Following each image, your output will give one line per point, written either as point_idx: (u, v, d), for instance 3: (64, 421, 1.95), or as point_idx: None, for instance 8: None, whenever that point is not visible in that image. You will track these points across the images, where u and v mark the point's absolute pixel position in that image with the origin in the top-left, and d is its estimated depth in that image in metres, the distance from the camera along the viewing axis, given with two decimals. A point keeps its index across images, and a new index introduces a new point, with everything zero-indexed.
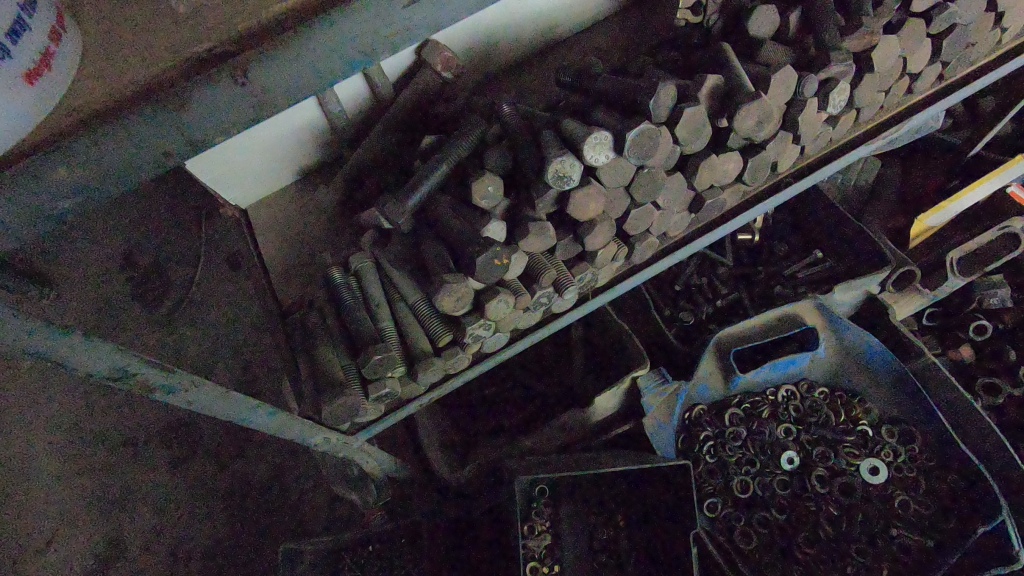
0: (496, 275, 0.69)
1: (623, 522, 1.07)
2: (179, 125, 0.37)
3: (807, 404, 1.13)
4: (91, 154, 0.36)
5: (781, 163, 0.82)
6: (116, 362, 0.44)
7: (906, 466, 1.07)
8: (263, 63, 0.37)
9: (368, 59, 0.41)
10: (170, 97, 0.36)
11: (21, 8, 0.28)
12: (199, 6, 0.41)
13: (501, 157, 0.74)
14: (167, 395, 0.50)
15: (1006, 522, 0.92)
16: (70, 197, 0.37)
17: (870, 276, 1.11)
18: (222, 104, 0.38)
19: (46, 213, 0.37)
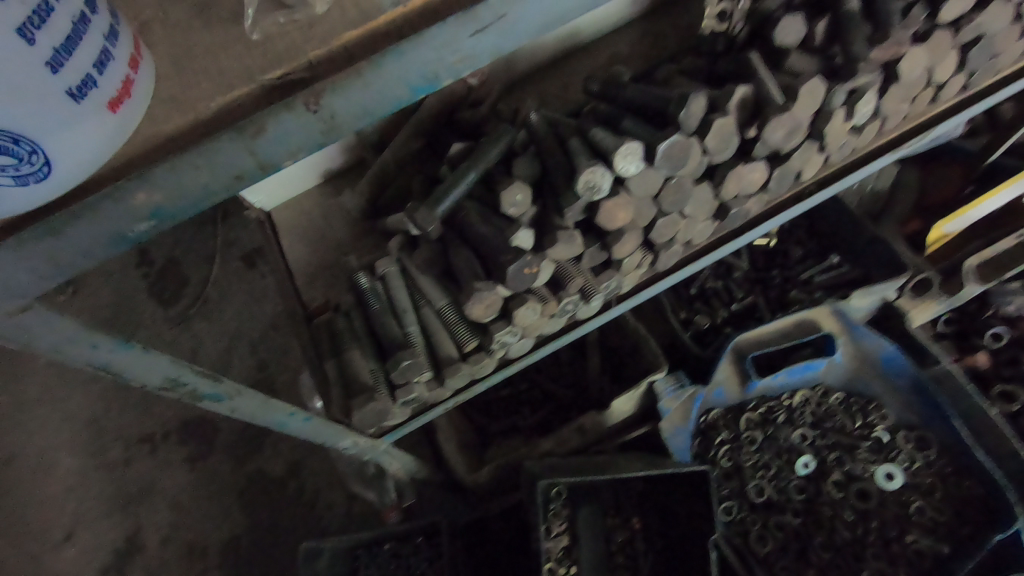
0: (526, 285, 0.69)
1: (639, 524, 1.08)
2: (252, 151, 0.35)
3: (823, 410, 1.14)
4: (168, 178, 0.34)
5: (806, 173, 0.83)
6: (171, 371, 0.46)
7: (922, 472, 1.07)
8: (332, 93, 0.35)
9: (433, 86, 0.38)
10: (248, 121, 0.34)
11: (107, 37, 0.27)
12: None
13: (530, 166, 0.74)
14: (215, 403, 0.52)
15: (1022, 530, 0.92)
16: (147, 220, 0.35)
17: (886, 282, 1.12)
18: (297, 131, 0.36)
19: (121, 236, 0.35)
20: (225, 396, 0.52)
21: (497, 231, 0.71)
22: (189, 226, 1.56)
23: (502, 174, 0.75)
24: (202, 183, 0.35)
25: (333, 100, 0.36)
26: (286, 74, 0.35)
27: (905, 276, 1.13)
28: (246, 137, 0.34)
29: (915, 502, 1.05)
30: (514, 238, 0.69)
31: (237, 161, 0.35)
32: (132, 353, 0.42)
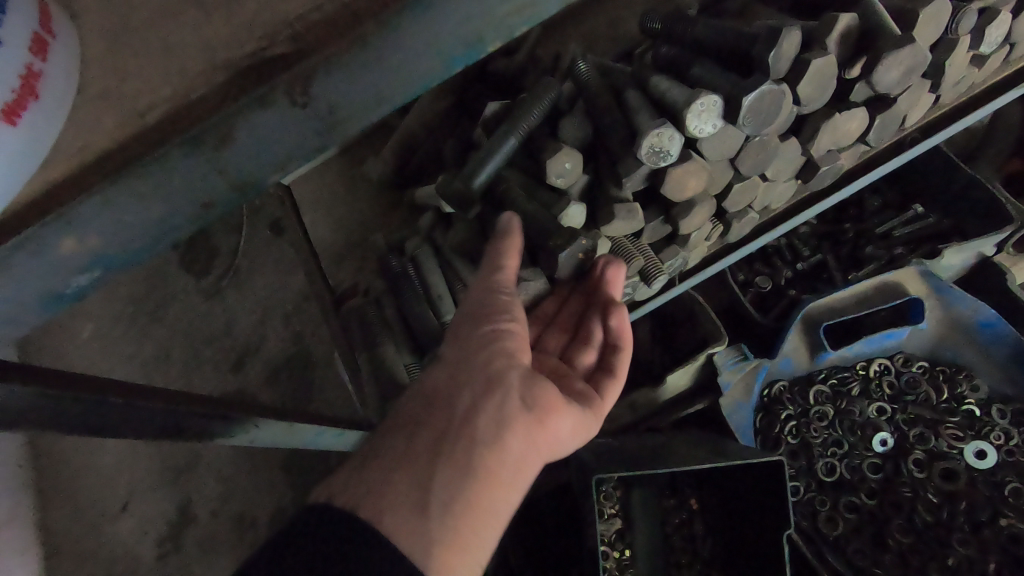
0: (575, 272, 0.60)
1: (697, 506, 1.01)
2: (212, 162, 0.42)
3: (904, 381, 1.03)
4: (119, 208, 0.41)
5: (911, 118, 0.69)
6: (165, 420, 0.45)
7: (1020, 449, 0.96)
8: (327, 81, 0.41)
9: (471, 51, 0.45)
10: (209, 134, 0.41)
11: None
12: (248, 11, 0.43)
13: (579, 128, 0.64)
14: (233, 438, 0.53)
15: None
16: (89, 269, 0.43)
17: (986, 236, 0.98)
18: (273, 127, 0.42)
19: (69, 284, 0.42)
20: (231, 428, 0.51)
21: (546, 207, 0.61)
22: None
23: (547, 137, 0.64)
24: (174, 209, 0.43)
25: (335, 84, 0.42)
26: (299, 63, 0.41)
27: (1008, 229, 0.99)
28: (206, 151, 0.41)
29: (1011, 483, 0.93)
30: (567, 219, 0.61)
31: (207, 185, 0.43)
32: (114, 409, 0.42)
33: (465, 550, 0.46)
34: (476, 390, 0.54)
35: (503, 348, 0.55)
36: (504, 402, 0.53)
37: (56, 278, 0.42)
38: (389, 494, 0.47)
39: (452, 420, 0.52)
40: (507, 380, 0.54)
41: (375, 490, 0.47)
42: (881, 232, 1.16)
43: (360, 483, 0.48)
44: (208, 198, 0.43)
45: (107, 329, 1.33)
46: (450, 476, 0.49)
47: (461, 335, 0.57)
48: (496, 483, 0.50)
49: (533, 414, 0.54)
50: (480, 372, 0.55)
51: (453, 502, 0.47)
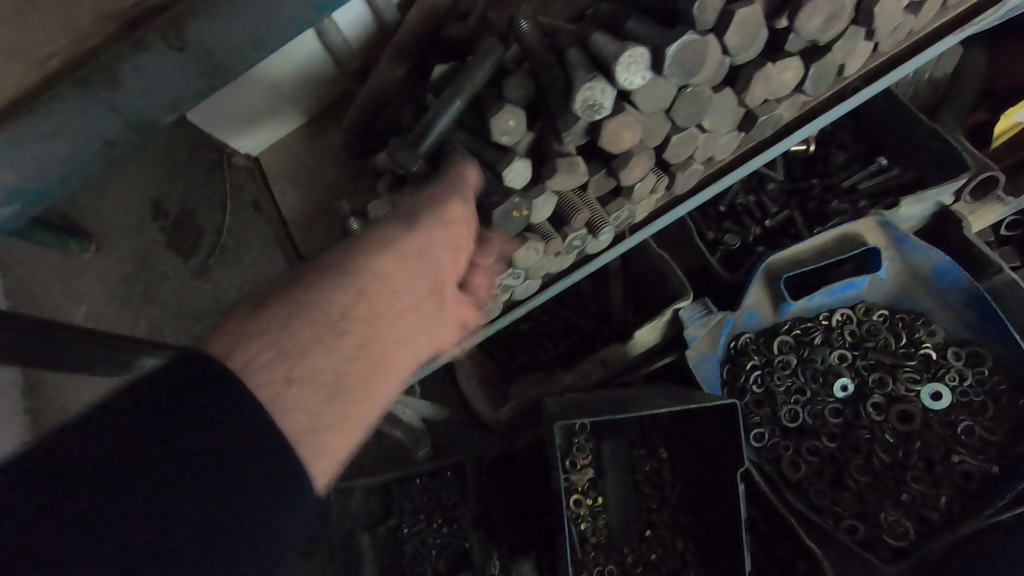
0: (515, 227, 0.65)
1: (666, 454, 1.06)
2: (100, 99, 0.45)
3: (864, 329, 1.06)
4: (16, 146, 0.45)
5: (849, 66, 0.71)
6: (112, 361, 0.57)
7: (973, 390, 1.00)
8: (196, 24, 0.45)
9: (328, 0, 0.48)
10: (100, 77, 0.44)
11: None
12: None
13: (523, 87, 0.66)
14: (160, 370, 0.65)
15: None
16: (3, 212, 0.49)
17: (943, 184, 1.00)
18: (154, 65, 0.46)
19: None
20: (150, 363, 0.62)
21: (494, 166, 0.64)
22: (181, 156, 1.38)
23: (493, 98, 0.66)
24: (76, 150, 0.47)
25: (203, 25, 0.45)
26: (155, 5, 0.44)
27: (965, 177, 1.01)
28: (98, 92, 0.45)
29: (963, 422, 0.99)
30: (513, 188, 0.64)
31: (102, 128, 0.47)
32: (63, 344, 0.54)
33: (331, 424, 0.45)
34: (392, 267, 0.54)
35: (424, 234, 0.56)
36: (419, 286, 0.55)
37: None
38: (296, 340, 0.46)
39: (369, 283, 0.52)
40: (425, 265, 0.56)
41: (272, 333, 0.46)
42: (846, 186, 1.18)
43: (259, 327, 0.46)
44: (107, 138, 0.48)
45: (100, 309, 1.36)
46: (344, 340, 0.48)
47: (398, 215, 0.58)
48: (381, 361, 0.50)
49: (431, 308, 0.56)
50: (400, 247, 0.55)
51: (337, 365, 0.47)
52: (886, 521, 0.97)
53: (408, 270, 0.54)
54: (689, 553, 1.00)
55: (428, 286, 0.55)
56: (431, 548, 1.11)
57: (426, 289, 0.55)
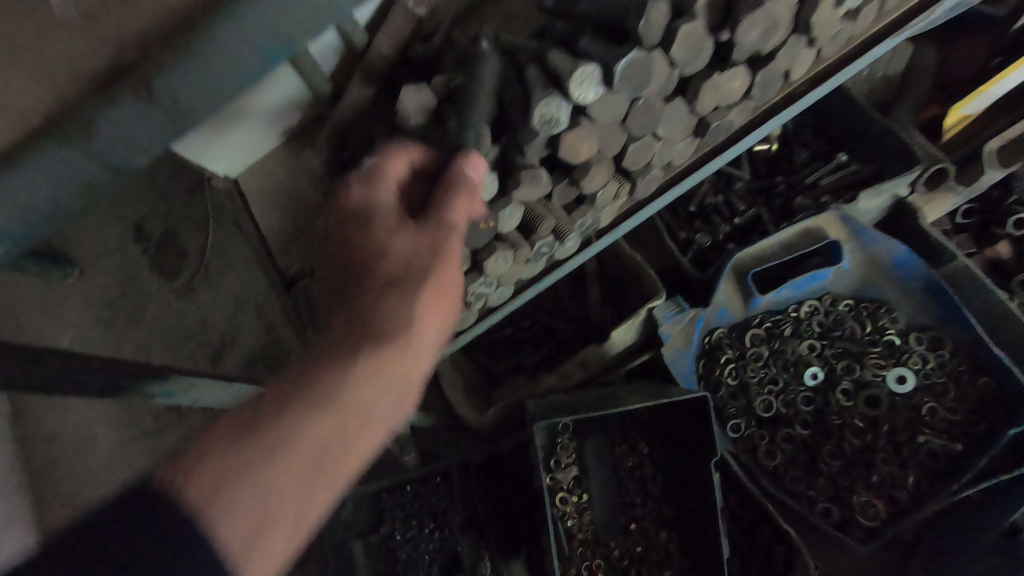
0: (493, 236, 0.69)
1: (648, 450, 1.08)
2: (90, 150, 0.45)
3: (832, 318, 1.09)
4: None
5: (794, 72, 0.75)
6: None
7: (936, 372, 1.05)
8: (162, 78, 0.43)
9: (285, 49, 0.45)
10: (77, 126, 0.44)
11: None
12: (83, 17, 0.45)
13: (484, 101, 0.68)
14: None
15: None
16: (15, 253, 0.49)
17: (899, 178, 1.05)
18: (131, 119, 0.44)
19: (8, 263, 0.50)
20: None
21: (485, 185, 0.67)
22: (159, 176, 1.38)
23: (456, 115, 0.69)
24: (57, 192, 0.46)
25: (170, 83, 0.44)
26: (116, 61, 0.44)
27: (919, 169, 1.06)
28: (76, 142, 0.44)
29: (927, 404, 1.03)
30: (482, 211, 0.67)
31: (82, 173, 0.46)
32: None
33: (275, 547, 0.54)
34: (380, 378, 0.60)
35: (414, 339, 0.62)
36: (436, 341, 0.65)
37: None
38: (251, 487, 0.53)
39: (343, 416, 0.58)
40: (429, 325, 0.64)
41: (237, 475, 0.53)
42: (809, 183, 1.23)
43: (226, 466, 0.53)
44: (85, 180, 0.46)
45: (86, 333, 1.37)
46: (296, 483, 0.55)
47: (387, 283, 0.61)
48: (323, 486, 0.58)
49: (392, 404, 0.62)
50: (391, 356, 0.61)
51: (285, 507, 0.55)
52: (859, 502, 1.02)
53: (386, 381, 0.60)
54: (672, 544, 1.03)
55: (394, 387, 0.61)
56: (424, 553, 1.13)
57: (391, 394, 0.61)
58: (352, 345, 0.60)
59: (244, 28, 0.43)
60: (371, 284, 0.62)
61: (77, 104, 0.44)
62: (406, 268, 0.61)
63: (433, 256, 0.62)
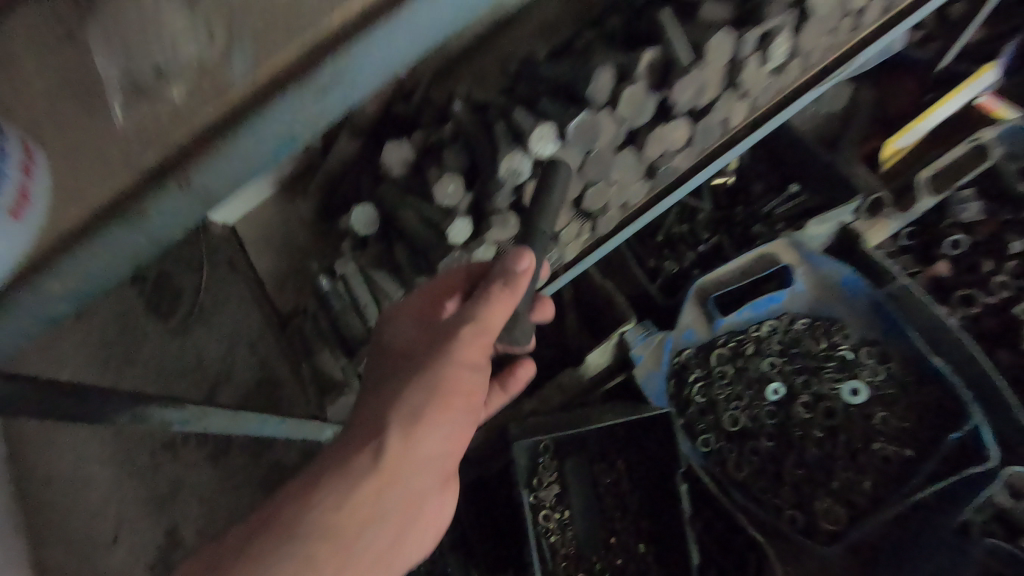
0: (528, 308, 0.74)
1: (625, 466, 1.16)
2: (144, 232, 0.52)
3: (790, 337, 1.18)
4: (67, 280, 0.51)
5: (730, 120, 0.86)
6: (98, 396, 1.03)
7: (885, 383, 1.13)
8: (201, 172, 0.51)
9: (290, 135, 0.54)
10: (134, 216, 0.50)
11: None
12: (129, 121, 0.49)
13: (458, 157, 0.78)
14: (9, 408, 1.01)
15: (979, 426, 1.02)
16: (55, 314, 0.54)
17: (841, 207, 1.16)
18: (177, 205, 0.52)
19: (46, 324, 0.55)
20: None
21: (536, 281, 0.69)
22: None
23: (434, 168, 0.78)
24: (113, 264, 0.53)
25: (207, 173, 0.52)
26: (160, 158, 0.50)
27: (857, 200, 1.19)
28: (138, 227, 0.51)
29: (879, 413, 1.11)
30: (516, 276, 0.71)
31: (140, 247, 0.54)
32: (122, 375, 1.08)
33: None
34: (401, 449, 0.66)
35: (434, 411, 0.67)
36: (451, 433, 0.70)
37: (59, 286, 0.50)
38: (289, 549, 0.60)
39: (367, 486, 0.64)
40: (455, 400, 0.69)
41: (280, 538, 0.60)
42: (765, 212, 1.33)
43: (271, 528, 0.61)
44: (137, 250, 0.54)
45: None
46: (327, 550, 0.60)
47: (413, 363, 0.68)
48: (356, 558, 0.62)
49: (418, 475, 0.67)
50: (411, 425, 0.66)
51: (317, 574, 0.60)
52: (821, 508, 1.09)
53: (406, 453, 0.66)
54: (649, 555, 1.11)
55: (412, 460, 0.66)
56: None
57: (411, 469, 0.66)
58: (361, 447, 0.65)
59: (272, 128, 0.52)
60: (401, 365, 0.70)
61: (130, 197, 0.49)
62: (425, 361, 0.68)
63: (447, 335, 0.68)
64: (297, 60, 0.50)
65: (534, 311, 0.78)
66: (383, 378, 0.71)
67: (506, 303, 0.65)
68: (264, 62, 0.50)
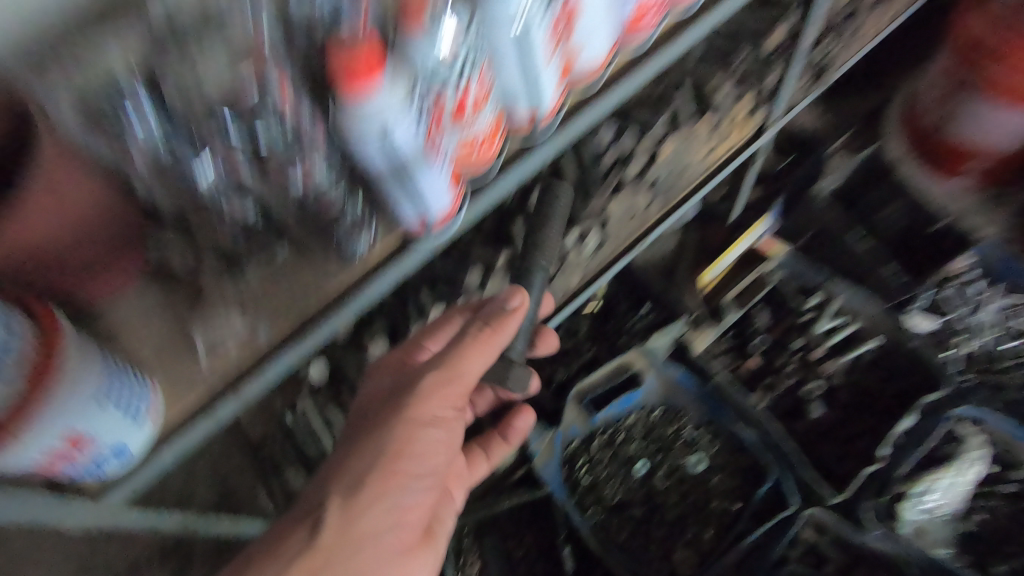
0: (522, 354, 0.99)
1: (530, 540, 1.48)
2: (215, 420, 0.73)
3: (648, 425, 1.56)
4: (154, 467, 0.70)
5: (571, 281, 1.36)
6: None
7: (717, 454, 1.52)
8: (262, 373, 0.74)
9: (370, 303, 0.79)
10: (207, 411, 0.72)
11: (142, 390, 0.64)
12: (217, 356, 0.70)
13: (384, 324, 1.18)
14: None
15: (781, 482, 1.45)
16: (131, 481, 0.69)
17: (672, 323, 1.57)
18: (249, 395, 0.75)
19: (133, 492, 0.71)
20: None
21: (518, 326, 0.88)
22: None
23: (369, 335, 1.18)
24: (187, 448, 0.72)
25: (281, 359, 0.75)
26: (233, 377, 0.73)
27: (682, 320, 1.62)
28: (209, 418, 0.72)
29: (714, 478, 1.50)
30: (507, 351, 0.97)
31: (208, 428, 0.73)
32: None
33: None
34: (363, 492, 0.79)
35: (392, 458, 0.82)
36: (406, 482, 0.84)
37: (153, 470, 0.70)
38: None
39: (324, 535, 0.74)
40: (414, 450, 0.84)
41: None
42: (630, 327, 1.70)
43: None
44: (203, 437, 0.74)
45: None
46: None
47: (385, 408, 0.85)
48: None
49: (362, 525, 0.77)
50: (365, 474, 0.80)
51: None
52: (680, 557, 1.44)
53: (360, 502, 0.78)
54: None
55: (365, 512, 0.78)
56: None
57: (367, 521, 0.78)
58: (325, 498, 0.77)
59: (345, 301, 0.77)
60: (375, 412, 0.86)
61: (210, 404, 0.72)
62: (397, 402, 0.85)
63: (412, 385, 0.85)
64: (325, 303, 0.76)
65: (536, 346, 1.17)
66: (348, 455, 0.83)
67: (485, 338, 0.85)
68: (281, 324, 0.74)
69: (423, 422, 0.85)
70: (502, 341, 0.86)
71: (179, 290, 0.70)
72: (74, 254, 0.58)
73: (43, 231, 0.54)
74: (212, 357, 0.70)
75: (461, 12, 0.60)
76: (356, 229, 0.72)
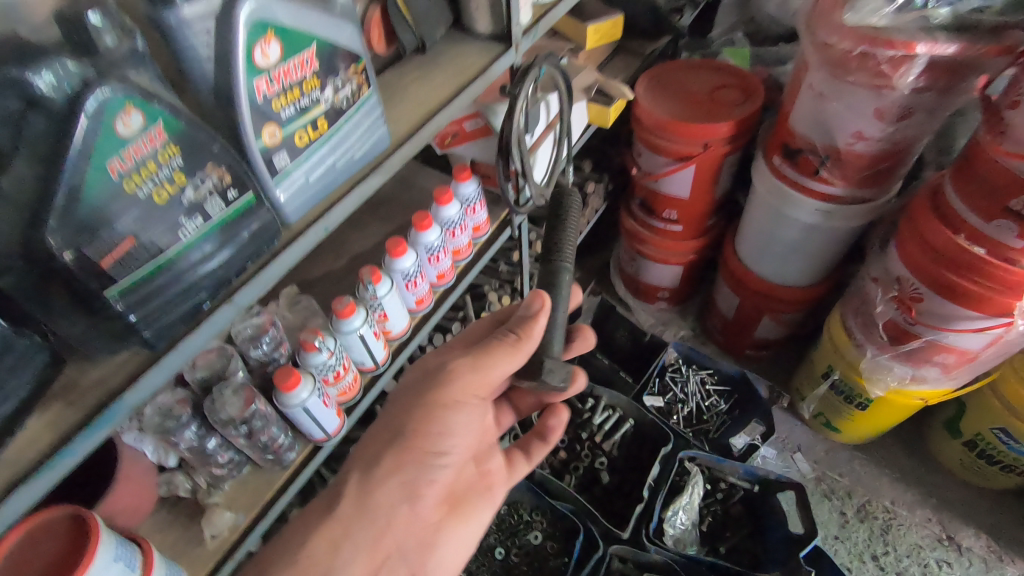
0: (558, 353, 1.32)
1: None
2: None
3: (500, 520, 2.24)
4: None
5: None
6: None
7: (547, 526, 2.21)
8: (248, 538, 1.25)
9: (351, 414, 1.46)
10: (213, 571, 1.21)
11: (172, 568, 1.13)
12: (213, 537, 1.23)
13: (298, 497, 1.74)
14: None
15: (591, 531, 2.10)
16: None
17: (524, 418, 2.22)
18: (237, 554, 1.23)
19: None
20: None
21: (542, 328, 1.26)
22: None
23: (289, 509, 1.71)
24: None
25: (263, 522, 1.28)
26: (224, 548, 1.23)
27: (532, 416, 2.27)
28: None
29: (547, 544, 2.17)
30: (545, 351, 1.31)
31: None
32: None
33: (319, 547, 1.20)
34: (396, 453, 1.28)
35: (430, 427, 1.29)
36: (445, 440, 1.31)
37: None
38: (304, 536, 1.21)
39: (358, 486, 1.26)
40: (456, 413, 1.31)
41: None
42: None
43: None
44: None
45: None
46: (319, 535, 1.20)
47: (432, 387, 1.30)
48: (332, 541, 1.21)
49: (396, 473, 1.27)
50: (408, 439, 1.28)
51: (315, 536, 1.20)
52: None
53: (396, 459, 1.28)
54: None
55: (401, 466, 1.28)
56: None
57: (400, 478, 1.28)
58: (369, 461, 1.28)
59: (304, 468, 1.36)
60: (422, 395, 1.30)
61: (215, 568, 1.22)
62: (442, 381, 1.29)
63: (446, 372, 1.29)
64: (277, 490, 1.32)
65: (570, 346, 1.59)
66: (404, 417, 1.29)
67: (511, 342, 1.24)
68: (253, 509, 1.28)
69: (460, 393, 1.30)
70: (527, 346, 1.24)
71: (193, 508, 1.27)
72: (118, 500, 1.11)
73: (121, 502, 1.11)
74: (212, 539, 1.23)
75: (328, 341, 1.30)
76: (277, 448, 1.29)
